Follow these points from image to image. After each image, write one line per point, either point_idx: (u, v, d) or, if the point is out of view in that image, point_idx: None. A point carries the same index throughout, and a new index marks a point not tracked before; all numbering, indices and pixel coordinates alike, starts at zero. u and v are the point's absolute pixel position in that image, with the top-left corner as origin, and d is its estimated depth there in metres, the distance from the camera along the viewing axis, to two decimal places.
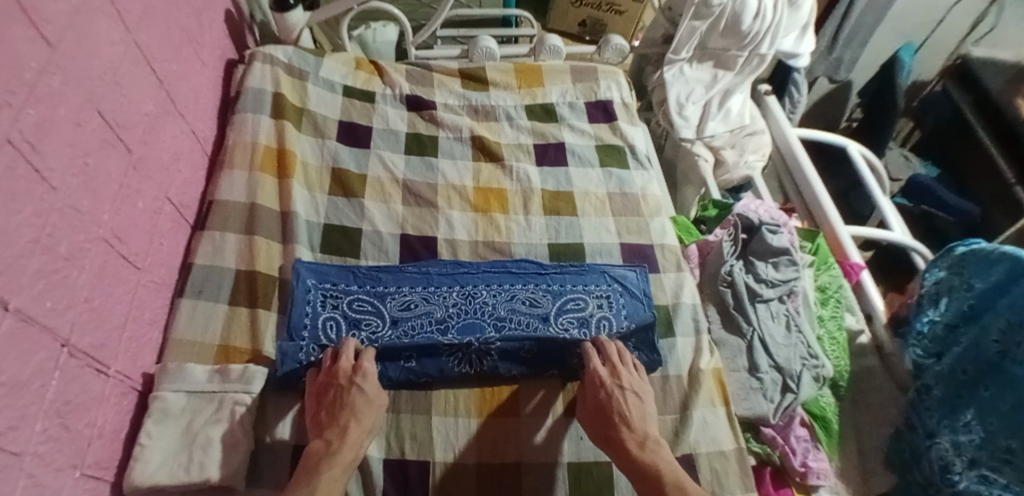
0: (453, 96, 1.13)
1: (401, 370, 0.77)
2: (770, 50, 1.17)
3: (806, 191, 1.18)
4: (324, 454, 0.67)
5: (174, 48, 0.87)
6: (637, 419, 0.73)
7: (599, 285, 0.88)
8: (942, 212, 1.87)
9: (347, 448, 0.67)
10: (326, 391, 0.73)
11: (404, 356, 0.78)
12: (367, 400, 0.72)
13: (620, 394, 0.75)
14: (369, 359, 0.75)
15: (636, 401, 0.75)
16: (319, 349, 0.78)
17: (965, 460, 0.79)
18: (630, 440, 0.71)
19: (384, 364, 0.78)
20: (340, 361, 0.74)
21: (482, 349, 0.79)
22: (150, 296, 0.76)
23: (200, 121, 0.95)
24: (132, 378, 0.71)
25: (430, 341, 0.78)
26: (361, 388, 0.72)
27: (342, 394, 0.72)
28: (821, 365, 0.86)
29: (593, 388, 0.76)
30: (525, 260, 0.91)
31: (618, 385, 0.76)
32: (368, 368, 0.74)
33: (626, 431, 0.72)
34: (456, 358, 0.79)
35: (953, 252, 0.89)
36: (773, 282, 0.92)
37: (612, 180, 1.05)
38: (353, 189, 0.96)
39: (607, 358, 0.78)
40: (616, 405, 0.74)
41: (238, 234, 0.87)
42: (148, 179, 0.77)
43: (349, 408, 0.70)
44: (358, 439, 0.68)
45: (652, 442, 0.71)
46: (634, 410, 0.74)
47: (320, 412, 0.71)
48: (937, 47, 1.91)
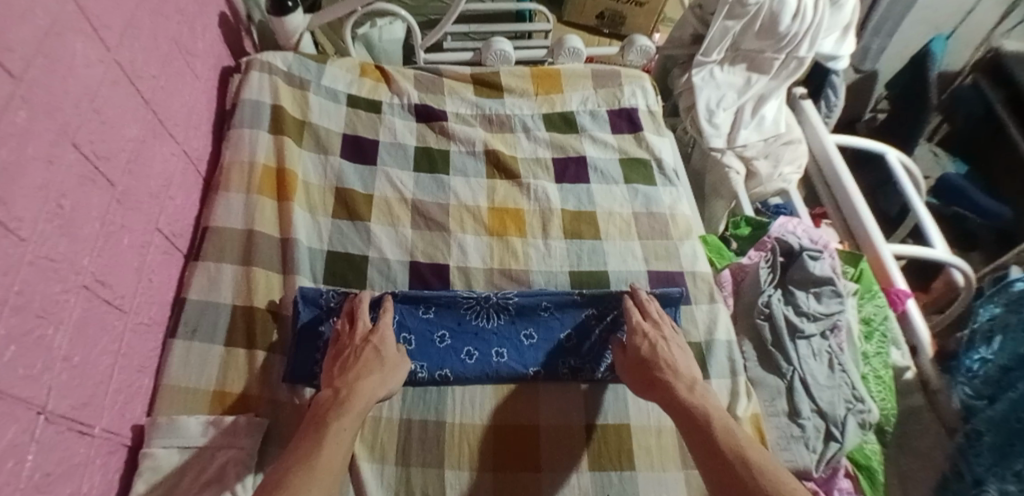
0: (465, 105, 1.04)
1: (418, 320, 0.79)
2: (810, 53, 1.07)
3: (842, 203, 1.10)
4: (334, 402, 0.64)
5: (162, 60, 0.80)
6: (683, 367, 0.71)
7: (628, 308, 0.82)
8: (974, 215, 1.74)
9: (356, 397, 0.65)
10: (340, 351, 0.71)
11: (424, 306, 0.79)
12: (381, 358, 0.70)
13: (663, 343, 0.73)
14: (386, 325, 0.74)
15: (679, 351, 0.74)
16: (339, 295, 0.78)
17: None
18: (677, 383, 0.69)
19: (402, 313, 0.79)
20: (357, 324, 0.73)
21: (499, 303, 0.80)
22: (139, 340, 0.70)
23: (193, 140, 0.88)
24: (120, 433, 0.66)
25: (451, 294, 0.80)
26: (377, 347, 0.71)
27: (356, 352, 0.70)
28: (867, 410, 0.79)
29: (635, 338, 0.74)
30: (545, 290, 0.83)
31: (661, 336, 0.74)
32: (383, 331, 0.73)
33: (673, 375, 0.70)
34: (474, 312, 0.80)
35: (1011, 290, 0.85)
36: (815, 315, 0.84)
37: (639, 198, 0.97)
38: (359, 211, 0.88)
39: (647, 314, 0.77)
40: (662, 353, 0.72)
41: (235, 265, 0.80)
42: (134, 211, 0.71)
43: (365, 363, 0.69)
44: (368, 390, 0.66)
45: (700, 387, 0.69)
46: (679, 358, 0.72)
47: (333, 366, 0.70)
48: (960, 42, 1.77)
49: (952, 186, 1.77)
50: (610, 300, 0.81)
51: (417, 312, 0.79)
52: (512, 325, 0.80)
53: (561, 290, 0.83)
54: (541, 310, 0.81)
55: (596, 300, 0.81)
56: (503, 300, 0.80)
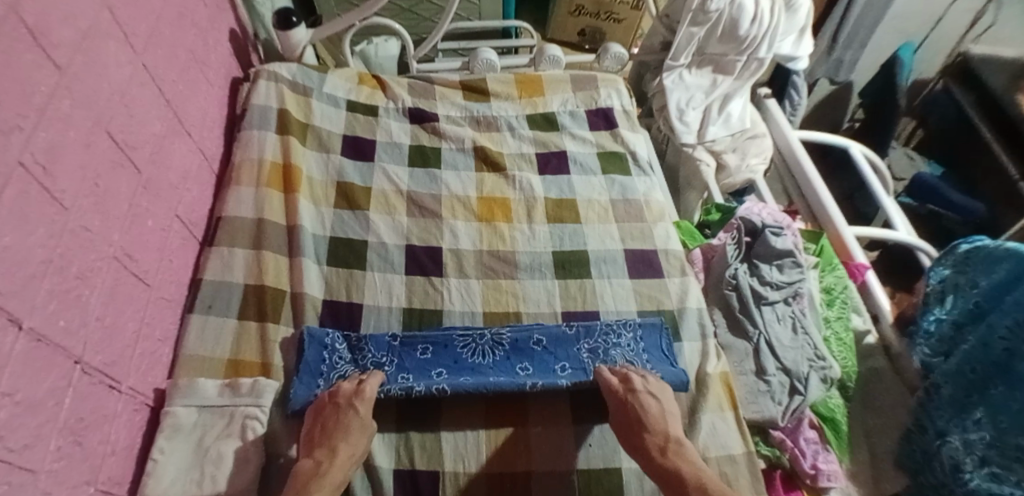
0: (455, 108, 1.14)
1: (416, 360, 0.80)
2: (769, 54, 1.17)
3: (808, 193, 1.18)
4: (312, 473, 0.66)
5: (180, 69, 0.90)
6: (658, 420, 0.74)
7: (627, 334, 0.85)
8: (950, 212, 1.82)
9: (334, 470, 0.66)
10: (322, 409, 0.73)
11: (420, 347, 0.81)
12: (361, 423, 0.71)
13: (634, 399, 0.75)
14: (373, 384, 0.75)
15: (655, 402, 0.76)
16: (342, 338, 0.82)
17: (975, 459, 0.76)
18: (653, 445, 0.71)
19: (401, 354, 0.81)
20: (341, 384, 0.75)
21: (493, 339, 0.83)
22: (161, 313, 0.77)
23: (208, 140, 0.97)
24: (143, 394, 0.72)
25: (447, 333, 0.83)
26: (360, 411, 0.72)
27: (337, 415, 0.71)
28: (828, 367, 0.86)
29: (612, 397, 0.76)
30: (538, 325, 0.85)
31: (633, 393, 0.76)
32: (368, 392, 0.74)
33: (649, 433, 0.72)
34: (470, 350, 0.82)
35: (957, 251, 0.89)
36: (778, 284, 0.92)
37: (615, 187, 1.06)
38: (359, 203, 0.97)
39: (618, 372, 0.79)
40: (637, 411, 0.74)
41: (247, 249, 0.88)
42: (157, 199, 0.79)
43: (342, 427, 0.70)
44: (347, 463, 0.68)
45: (673, 446, 0.71)
46: (653, 412, 0.74)
47: (313, 430, 0.71)
48: (932, 49, 1.85)
49: (925, 185, 1.85)
50: (599, 329, 0.85)
51: (415, 353, 0.81)
52: (508, 359, 0.81)
53: (552, 324, 0.86)
54: (535, 346, 0.83)
55: (586, 329, 0.85)
56: (497, 335, 0.83)
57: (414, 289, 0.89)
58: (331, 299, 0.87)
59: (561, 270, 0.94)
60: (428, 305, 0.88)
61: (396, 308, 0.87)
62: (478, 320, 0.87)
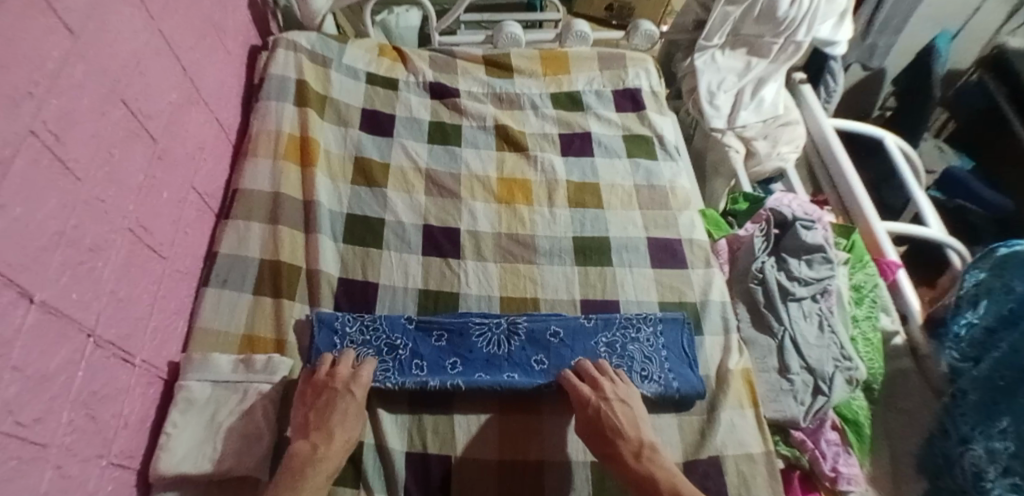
0: (477, 84, 1.11)
1: (431, 347, 0.79)
2: (808, 38, 1.12)
3: (840, 185, 1.14)
4: (309, 457, 0.65)
5: (197, 36, 0.87)
6: (630, 427, 0.71)
7: (646, 331, 0.82)
8: (976, 205, 1.72)
9: (330, 456, 0.65)
10: (318, 392, 0.71)
11: (436, 334, 0.80)
12: (358, 410, 0.70)
13: (607, 406, 0.72)
14: (369, 369, 0.74)
15: (625, 409, 0.73)
16: (353, 320, 0.79)
17: (999, 468, 0.73)
18: (627, 451, 0.69)
19: (415, 339, 0.79)
20: (339, 367, 0.73)
21: (509, 329, 0.81)
22: (175, 286, 0.76)
23: (225, 110, 0.94)
24: (158, 368, 0.72)
25: (462, 320, 0.81)
26: (357, 397, 0.71)
27: (334, 400, 0.69)
28: (854, 368, 0.84)
29: (582, 408, 0.73)
30: (554, 317, 0.83)
31: (604, 399, 0.73)
32: (364, 378, 0.73)
33: (622, 441, 0.70)
34: (486, 339, 0.80)
35: (994, 254, 0.85)
36: (806, 280, 0.89)
37: (640, 172, 1.02)
38: (375, 178, 0.94)
39: (588, 378, 0.76)
40: (610, 418, 0.71)
41: (263, 223, 0.86)
42: (172, 169, 0.77)
43: (339, 413, 0.69)
44: (342, 448, 0.67)
45: (648, 450, 0.70)
46: (625, 419, 0.72)
47: (309, 413, 0.69)
48: (968, 39, 1.76)
49: (956, 178, 1.75)
50: (618, 323, 0.83)
51: (429, 340, 0.80)
52: (524, 350, 0.80)
53: (570, 316, 0.84)
54: (552, 338, 0.81)
55: (605, 322, 0.83)
56: (517, 325, 0.82)
57: (431, 270, 0.87)
58: (346, 277, 0.85)
59: (581, 257, 0.91)
60: (444, 286, 0.86)
61: (411, 289, 0.85)
62: (494, 305, 0.86)
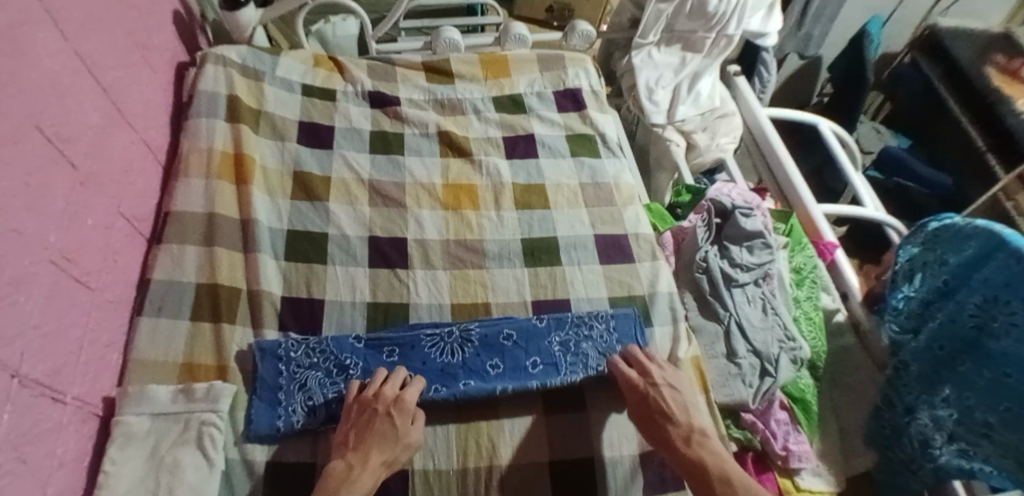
0: (418, 91, 1.10)
1: (383, 364, 0.78)
2: (738, 31, 1.15)
3: (778, 172, 1.18)
4: (345, 477, 0.65)
5: (118, 55, 0.84)
6: (680, 412, 0.74)
7: (598, 328, 0.83)
8: (916, 184, 1.80)
9: (366, 476, 0.66)
10: (363, 410, 0.71)
11: (387, 349, 0.79)
12: (397, 433, 0.69)
13: (655, 391, 0.75)
14: (413, 392, 0.73)
15: (675, 394, 0.76)
16: (299, 343, 0.77)
17: (944, 435, 0.78)
18: (676, 435, 0.72)
19: (366, 356, 0.78)
20: (385, 387, 0.73)
21: (462, 336, 0.80)
22: (107, 317, 0.73)
23: (152, 130, 0.91)
24: (91, 404, 0.68)
25: (413, 333, 0.80)
26: (397, 422, 0.70)
27: (376, 420, 0.70)
28: (798, 347, 0.86)
29: (631, 389, 0.76)
30: (507, 320, 0.83)
31: (654, 385, 0.76)
32: (407, 402, 0.72)
33: (671, 426, 0.73)
34: (439, 349, 0.79)
35: (926, 228, 0.85)
36: (748, 265, 0.92)
37: (585, 170, 1.03)
38: (317, 192, 0.92)
39: (638, 368, 0.78)
40: (661, 404, 0.74)
41: (198, 246, 0.83)
42: (97, 195, 0.74)
43: (377, 434, 0.69)
44: (376, 470, 0.67)
45: (697, 435, 0.72)
46: (674, 404, 0.75)
47: (349, 431, 0.70)
48: (900, 23, 1.86)
49: (893, 158, 1.82)
50: (570, 321, 0.83)
51: (380, 357, 0.78)
52: (478, 356, 0.79)
53: (522, 318, 0.84)
54: (506, 342, 0.81)
55: (557, 322, 0.83)
56: (470, 332, 0.81)
57: (379, 282, 0.86)
58: (290, 295, 0.83)
59: (531, 258, 0.91)
60: (393, 298, 0.85)
61: (360, 303, 0.84)
62: (445, 312, 0.85)
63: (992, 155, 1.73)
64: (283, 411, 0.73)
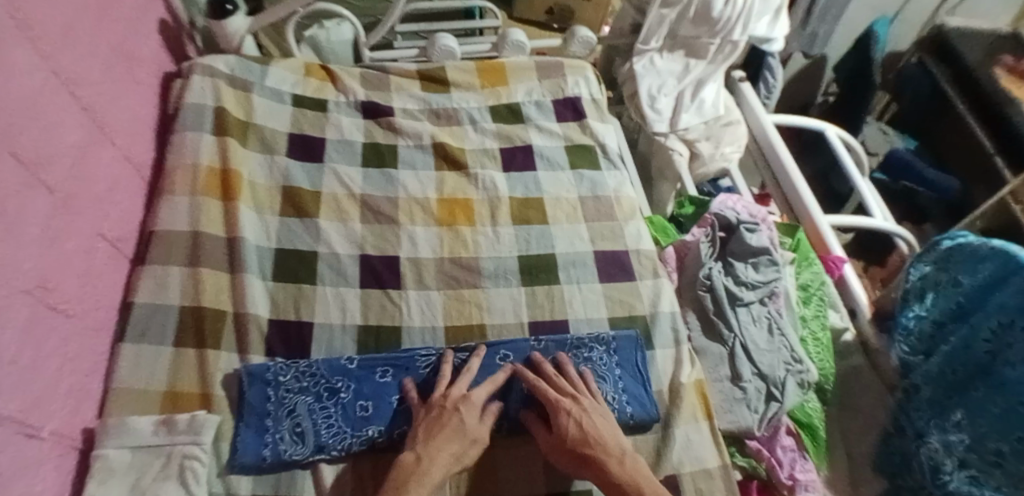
0: (413, 100, 1.06)
1: (375, 384, 0.76)
2: (744, 37, 1.12)
3: (784, 182, 1.14)
4: (415, 470, 0.64)
5: (100, 69, 0.81)
6: (611, 438, 0.69)
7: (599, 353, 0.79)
8: (923, 188, 1.76)
9: (434, 469, 0.64)
10: (430, 410, 0.71)
11: (380, 369, 0.77)
12: (465, 428, 0.69)
13: (586, 417, 0.70)
14: (480, 393, 0.73)
15: (603, 420, 0.71)
16: (288, 367, 0.74)
17: (956, 461, 0.74)
18: (610, 461, 0.66)
19: (359, 378, 0.76)
20: (453, 386, 0.73)
21: (459, 357, 0.78)
22: (87, 344, 0.70)
23: (135, 146, 0.88)
24: (69, 437, 0.65)
25: (407, 354, 0.78)
26: (464, 417, 0.70)
27: (444, 417, 0.69)
28: (805, 370, 0.83)
29: (558, 416, 0.70)
30: (507, 345, 0.80)
31: (583, 410, 0.71)
32: (475, 401, 0.72)
33: (602, 449, 0.67)
34: (433, 368, 0.77)
35: (938, 247, 0.83)
36: (753, 283, 0.88)
37: (584, 183, 1.00)
38: (306, 209, 0.89)
39: (562, 388, 0.73)
40: (589, 429, 0.69)
41: (183, 266, 0.80)
42: (76, 218, 0.71)
43: (447, 431, 0.68)
44: (446, 463, 0.65)
45: (631, 457, 0.67)
46: (605, 430, 0.69)
47: (417, 427, 0.69)
48: (907, 23, 1.79)
49: (901, 160, 1.77)
50: (571, 343, 0.80)
51: (374, 377, 0.76)
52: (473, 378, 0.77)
53: (520, 340, 0.81)
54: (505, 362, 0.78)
55: (556, 342, 0.80)
56: (459, 359, 0.78)
57: (370, 303, 0.83)
58: (278, 318, 0.80)
59: (528, 277, 0.88)
60: (385, 320, 0.82)
61: (350, 326, 0.81)
62: (439, 335, 0.82)
63: (1001, 160, 1.68)
64: (270, 439, 0.70)
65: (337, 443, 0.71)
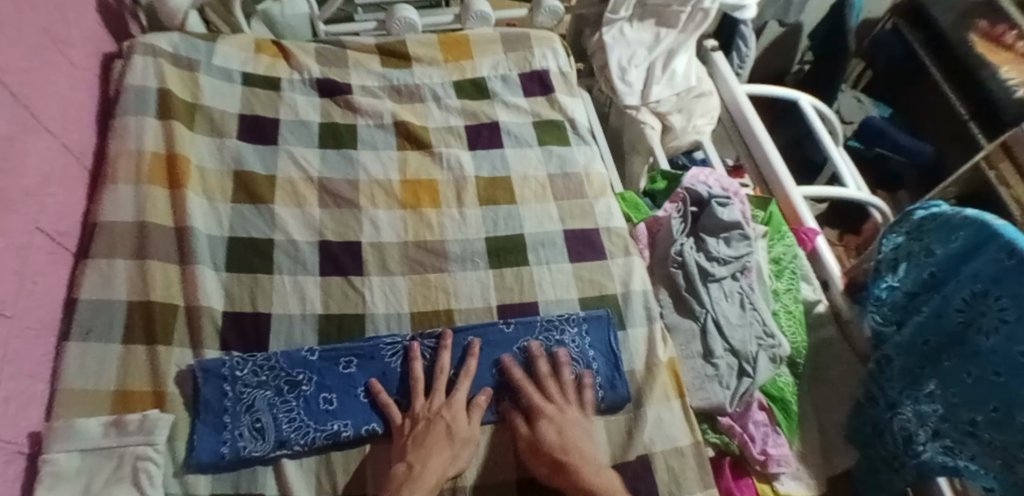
0: (372, 77, 1.02)
1: (338, 376, 0.73)
2: (715, 4, 1.10)
3: (756, 154, 1.13)
4: (406, 478, 0.63)
5: (30, 51, 0.75)
6: (589, 448, 0.69)
7: (570, 335, 0.78)
8: (899, 155, 1.73)
9: (426, 474, 0.64)
10: (416, 421, 0.70)
11: (344, 360, 0.74)
12: (452, 432, 0.68)
13: (565, 424, 0.70)
14: (464, 393, 0.73)
15: (584, 429, 0.71)
16: (245, 361, 0.71)
17: (928, 431, 0.75)
18: (586, 468, 0.67)
19: (321, 369, 0.73)
20: (436, 394, 0.72)
21: (425, 344, 0.76)
22: (28, 345, 0.66)
23: (73, 132, 0.82)
24: (15, 442, 0.62)
25: (372, 342, 0.75)
26: (451, 422, 0.69)
27: (431, 427, 0.68)
28: (777, 345, 0.83)
29: (538, 425, 0.70)
30: (472, 328, 0.78)
31: (565, 417, 0.71)
32: (459, 404, 0.71)
33: (579, 460, 0.67)
34: (398, 357, 0.75)
35: (912, 217, 0.81)
36: (725, 259, 0.87)
37: (553, 160, 0.97)
38: (261, 195, 0.85)
39: (559, 388, 0.75)
40: (568, 437, 0.69)
41: (129, 259, 0.76)
42: (10, 212, 0.66)
43: (435, 439, 0.67)
44: (439, 469, 0.65)
45: (603, 467, 0.68)
46: (575, 436, 0.70)
47: (405, 438, 0.68)
48: None
49: (874, 128, 1.73)
50: (540, 325, 0.79)
51: (336, 368, 0.74)
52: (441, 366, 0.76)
53: (488, 324, 0.79)
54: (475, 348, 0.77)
55: (526, 325, 0.79)
56: (426, 348, 0.76)
57: (331, 291, 0.80)
58: (233, 310, 0.76)
59: (495, 259, 0.86)
60: (347, 308, 0.79)
61: (311, 315, 0.78)
62: (405, 322, 0.79)
63: (976, 125, 1.66)
64: (228, 436, 0.67)
65: (300, 437, 0.68)
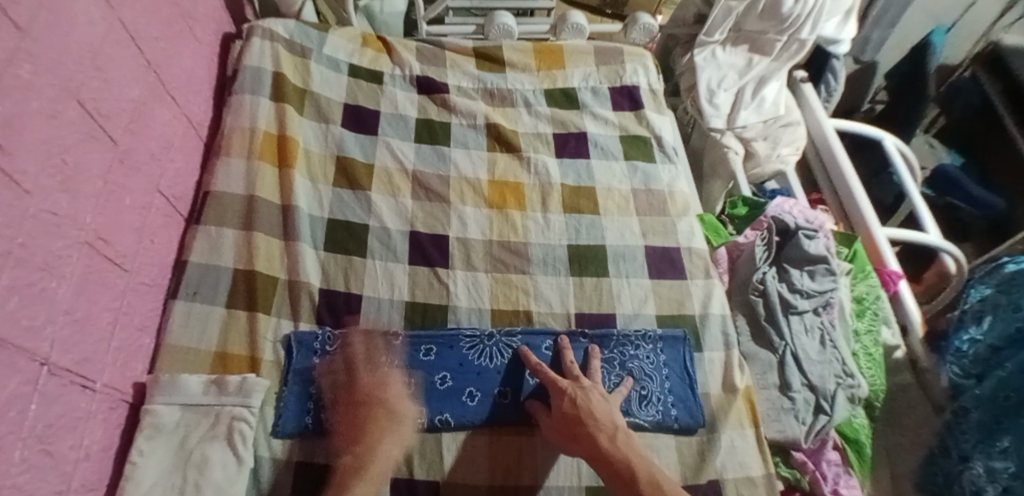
0: (467, 78, 1.04)
1: (417, 362, 0.75)
2: (811, 36, 1.08)
3: (841, 189, 1.10)
4: (357, 466, 0.66)
5: (163, 23, 0.80)
6: (605, 413, 0.68)
7: (645, 349, 0.79)
8: (967, 204, 1.64)
9: (375, 462, 0.67)
10: (351, 404, 0.71)
11: (424, 347, 0.76)
12: (393, 417, 0.70)
13: (582, 394, 0.70)
14: (392, 377, 0.73)
15: (603, 399, 0.70)
16: (335, 337, 0.75)
17: (998, 488, 0.69)
18: (601, 434, 0.65)
19: (400, 354, 0.75)
20: (361, 378, 0.72)
21: (503, 341, 0.77)
22: (140, 299, 0.70)
23: (194, 105, 0.88)
24: (120, 391, 0.65)
25: (451, 332, 0.77)
26: (390, 406, 0.70)
27: (371, 411, 0.70)
28: (857, 385, 0.81)
29: (558, 399, 0.69)
30: (547, 332, 0.79)
31: (580, 388, 0.71)
32: (392, 387, 0.72)
33: (595, 425, 0.66)
34: (477, 351, 0.77)
35: (1002, 272, 0.83)
36: (809, 292, 0.86)
37: (638, 175, 0.98)
38: (358, 180, 0.88)
39: (568, 371, 0.73)
40: (583, 406, 0.68)
41: (237, 229, 0.80)
42: (136, 172, 0.70)
43: (377, 425, 0.69)
44: (387, 453, 0.68)
45: (621, 434, 0.66)
46: (598, 406, 0.69)
47: (345, 422, 0.69)
48: (962, 33, 1.68)
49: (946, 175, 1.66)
50: (615, 339, 0.79)
51: (416, 355, 0.76)
52: (518, 365, 0.77)
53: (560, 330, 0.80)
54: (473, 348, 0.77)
55: (602, 339, 0.79)
56: (505, 346, 0.77)
57: (419, 280, 0.82)
58: (328, 288, 0.79)
59: (576, 266, 0.87)
60: (432, 299, 0.81)
61: (398, 301, 0.80)
62: (485, 318, 0.81)
63: None
64: (313, 406, 0.70)
65: None
